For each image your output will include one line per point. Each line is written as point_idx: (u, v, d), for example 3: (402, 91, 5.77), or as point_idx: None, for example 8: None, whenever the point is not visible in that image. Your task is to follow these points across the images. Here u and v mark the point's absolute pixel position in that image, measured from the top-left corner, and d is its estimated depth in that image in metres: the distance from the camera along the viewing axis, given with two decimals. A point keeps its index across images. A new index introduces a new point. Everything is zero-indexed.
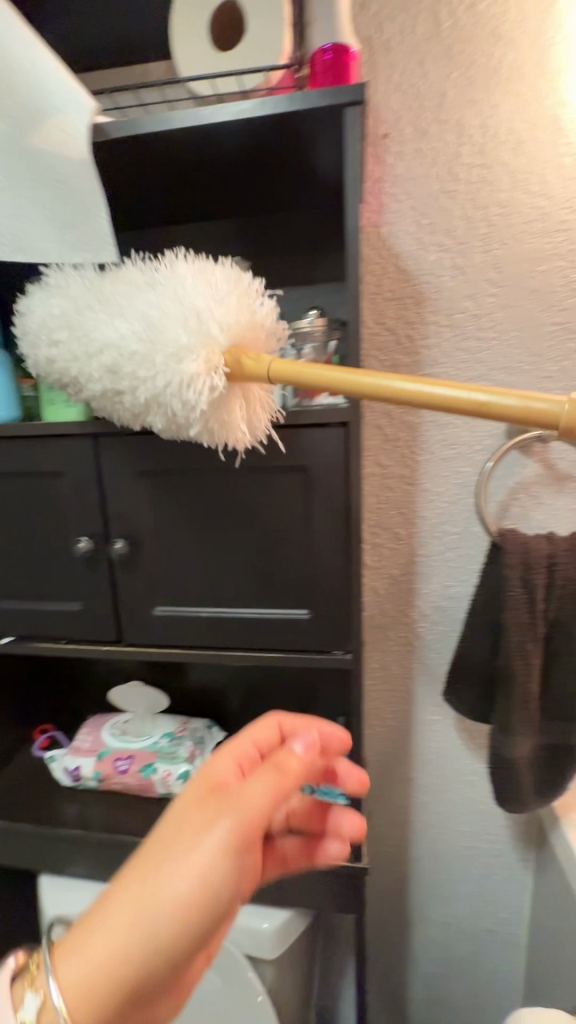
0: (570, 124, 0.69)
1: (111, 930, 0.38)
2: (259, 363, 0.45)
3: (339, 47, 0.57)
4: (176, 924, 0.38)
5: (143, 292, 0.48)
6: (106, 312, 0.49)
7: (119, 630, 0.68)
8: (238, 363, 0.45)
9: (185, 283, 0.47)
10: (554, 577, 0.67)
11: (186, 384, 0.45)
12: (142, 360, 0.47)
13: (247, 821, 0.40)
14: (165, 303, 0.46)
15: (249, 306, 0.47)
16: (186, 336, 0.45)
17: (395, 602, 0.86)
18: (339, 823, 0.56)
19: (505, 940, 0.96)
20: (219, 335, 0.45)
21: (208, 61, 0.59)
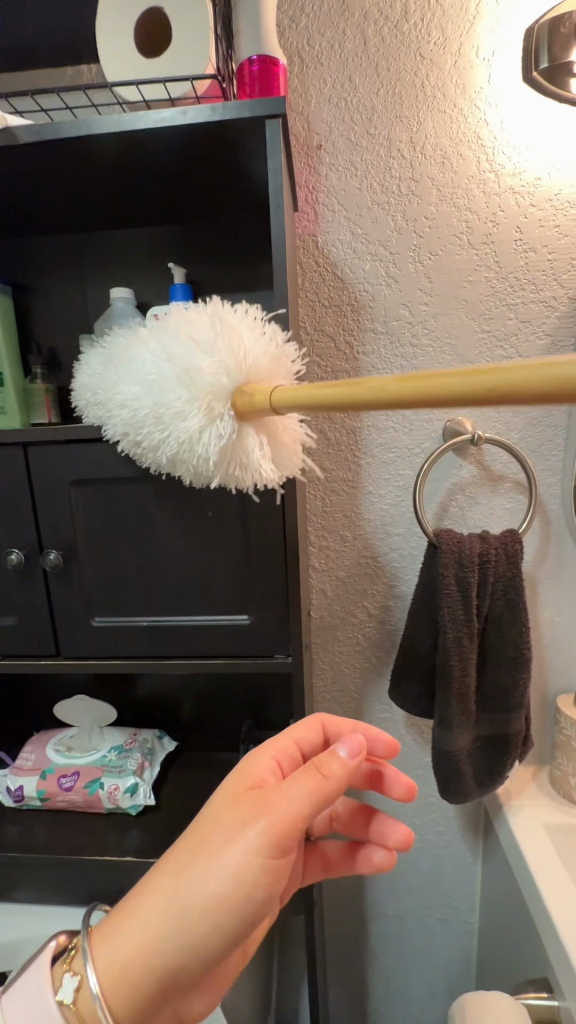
0: (492, 141, 0.72)
1: (145, 921, 0.39)
2: (265, 399, 0.45)
3: (265, 59, 0.58)
4: (209, 923, 0.39)
5: (147, 350, 0.49)
6: (121, 375, 0.51)
7: (57, 644, 0.66)
8: (241, 399, 0.45)
9: (184, 332, 0.47)
10: (487, 575, 0.70)
11: (195, 440, 0.47)
12: (159, 420, 0.49)
13: (279, 825, 0.41)
14: (167, 359, 0.47)
15: (243, 341, 0.46)
16: (186, 393, 0.46)
17: (343, 602, 0.87)
18: (385, 832, 0.57)
19: (458, 929, 0.99)
20: (212, 380, 0.45)
21: (134, 65, 0.58)
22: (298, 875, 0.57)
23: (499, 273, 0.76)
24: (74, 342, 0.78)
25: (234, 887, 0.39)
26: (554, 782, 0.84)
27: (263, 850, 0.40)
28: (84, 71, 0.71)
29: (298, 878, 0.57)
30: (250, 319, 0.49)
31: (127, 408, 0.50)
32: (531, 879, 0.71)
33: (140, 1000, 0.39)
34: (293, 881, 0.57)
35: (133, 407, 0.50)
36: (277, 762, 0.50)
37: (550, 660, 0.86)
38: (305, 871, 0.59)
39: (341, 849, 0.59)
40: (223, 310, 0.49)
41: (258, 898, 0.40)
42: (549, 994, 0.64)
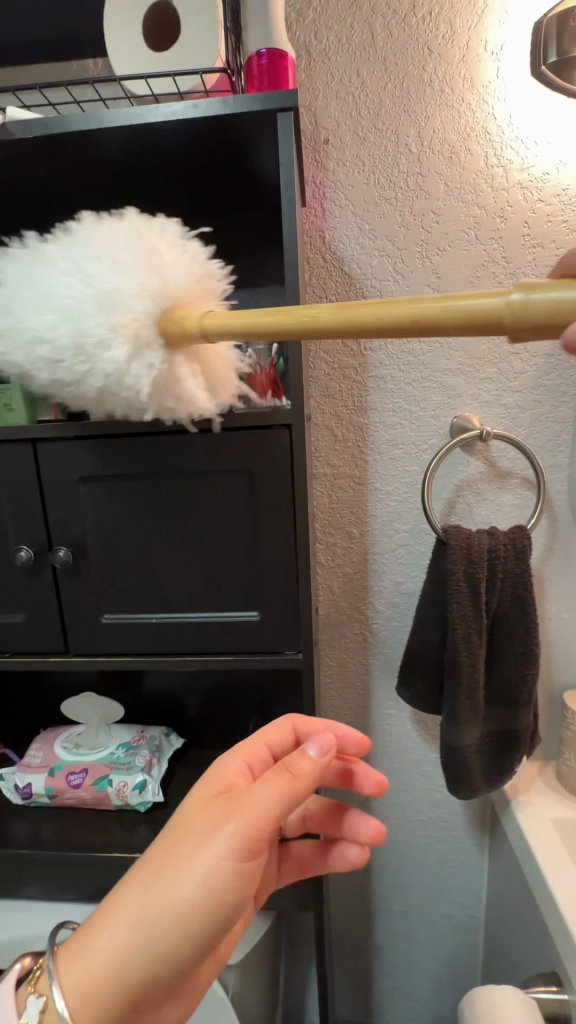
0: (500, 136, 0.72)
1: (118, 929, 0.39)
2: (196, 326, 0.39)
3: (274, 53, 0.58)
4: (179, 931, 0.38)
5: (57, 268, 0.40)
6: (22, 299, 0.40)
7: (66, 641, 0.66)
8: (170, 324, 0.39)
9: (107, 249, 0.40)
10: (496, 572, 0.70)
11: (125, 373, 0.40)
12: (72, 352, 0.39)
13: (250, 826, 0.40)
14: (84, 279, 0.39)
15: (166, 261, 0.40)
16: (108, 322, 0.38)
17: (349, 599, 0.87)
18: (357, 830, 0.56)
19: (464, 925, 0.99)
20: (139, 304, 0.38)
21: (142, 60, 0.58)
22: (272, 876, 0.58)
23: (507, 269, 0.75)
24: None
25: (205, 893, 0.39)
26: (560, 777, 0.84)
27: (233, 854, 0.39)
28: (89, 65, 0.71)
29: (274, 878, 0.58)
30: (169, 235, 0.42)
31: (35, 340, 0.40)
32: (539, 874, 0.71)
33: (112, 1010, 0.38)
34: (267, 882, 0.57)
35: (41, 334, 0.40)
36: (248, 764, 0.50)
37: (556, 657, 0.86)
38: (281, 872, 0.59)
39: (315, 847, 0.59)
40: (142, 223, 0.42)
41: (229, 902, 0.39)
42: (559, 988, 0.65)
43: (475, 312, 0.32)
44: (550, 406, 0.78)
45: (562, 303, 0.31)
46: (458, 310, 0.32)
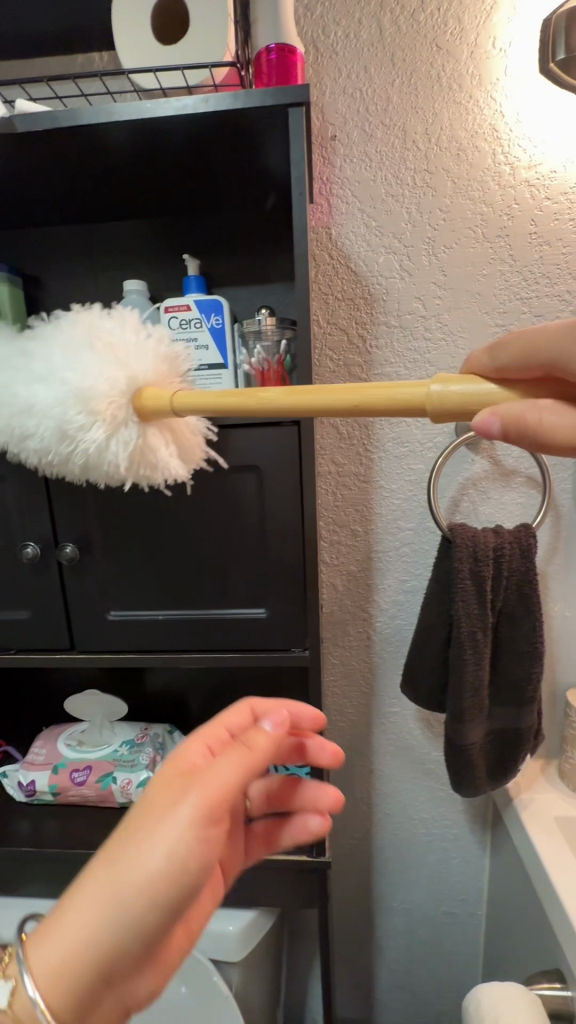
0: (508, 134, 0.72)
1: (83, 907, 0.36)
2: (164, 402, 0.42)
3: (283, 47, 0.57)
4: (149, 899, 0.36)
5: (33, 367, 0.44)
6: (5, 392, 0.45)
7: (71, 638, 0.65)
8: (142, 407, 0.43)
9: (73, 353, 0.43)
10: (501, 569, 0.70)
11: (103, 452, 0.43)
12: (62, 436, 0.44)
13: (210, 795, 0.37)
14: (59, 377, 0.42)
15: (129, 355, 0.43)
16: (83, 411, 0.42)
17: (354, 597, 0.87)
18: (317, 799, 0.59)
19: (465, 922, 1.00)
20: (108, 393, 0.41)
21: (151, 53, 0.57)
22: (239, 857, 0.55)
23: (514, 267, 0.75)
24: None
25: (170, 864, 0.36)
26: (563, 775, 0.85)
27: (195, 824, 0.36)
28: (95, 58, 0.70)
29: (241, 859, 0.55)
30: (130, 326, 0.45)
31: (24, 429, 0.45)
32: (542, 872, 0.71)
33: (80, 992, 0.35)
34: (233, 864, 0.54)
35: (31, 424, 0.45)
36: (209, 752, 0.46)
37: (559, 655, 0.86)
38: (246, 851, 0.56)
39: (281, 823, 0.58)
40: (103, 328, 0.44)
41: (197, 871, 0.36)
42: (562, 984, 0.65)
43: (404, 401, 0.32)
44: None
45: (479, 395, 0.31)
46: (395, 399, 0.32)
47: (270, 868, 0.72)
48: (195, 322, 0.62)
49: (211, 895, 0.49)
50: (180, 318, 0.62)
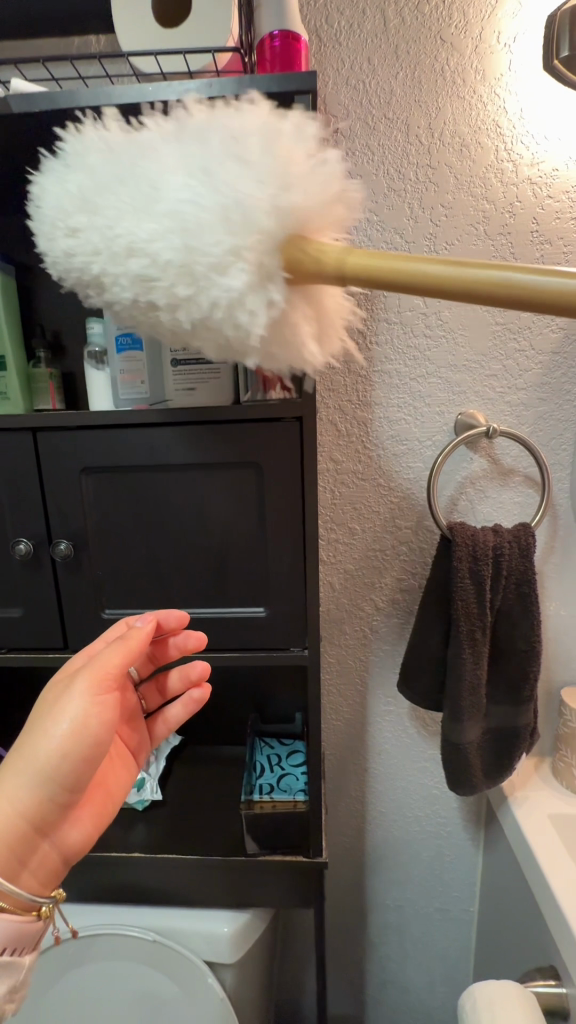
0: (511, 130, 0.71)
1: (7, 782, 0.43)
2: (314, 258, 0.29)
3: (287, 34, 0.56)
4: (59, 763, 0.42)
5: (158, 149, 0.28)
6: (116, 196, 0.28)
7: (65, 636, 0.64)
8: (296, 260, 0.29)
9: (225, 139, 0.28)
10: (500, 568, 0.70)
11: (236, 308, 0.29)
12: (180, 277, 0.28)
13: (97, 676, 0.43)
14: (197, 172, 0.27)
15: (305, 164, 0.28)
16: (227, 239, 0.27)
17: (350, 595, 0.86)
18: (187, 671, 0.57)
19: (457, 919, 1.00)
20: (270, 224, 0.27)
21: (150, 36, 0.56)
22: (145, 744, 0.60)
23: (515, 265, 0.75)
24: (81, 326, 0.75)
25: (71, 736, 0.42)
26: (557, 773, 0.85)
27: (87, 699, 0.43)
28: (93, 43, 0.68)
29: (150, 743, 0.61)
30: (308, 130, 0.29)
31: (120, 241, 0.29)
32: (536, 868, 0.72)
33: (17, 840, 0.43)
34: (141, 750, 0.59)
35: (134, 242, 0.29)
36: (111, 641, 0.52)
37: (554, 654, 0.86)
38: (153, 734, 0.61)
39: (172, 704, 0.60)
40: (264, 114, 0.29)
41: (101, 730, 0.43)
42: (556, 982, 0.65)
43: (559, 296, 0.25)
44: (553, 404, 0.79)
45: None
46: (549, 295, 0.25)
47: (265, 868, 0.72)
48: None
49: (125, 775, 0.56)
50: None
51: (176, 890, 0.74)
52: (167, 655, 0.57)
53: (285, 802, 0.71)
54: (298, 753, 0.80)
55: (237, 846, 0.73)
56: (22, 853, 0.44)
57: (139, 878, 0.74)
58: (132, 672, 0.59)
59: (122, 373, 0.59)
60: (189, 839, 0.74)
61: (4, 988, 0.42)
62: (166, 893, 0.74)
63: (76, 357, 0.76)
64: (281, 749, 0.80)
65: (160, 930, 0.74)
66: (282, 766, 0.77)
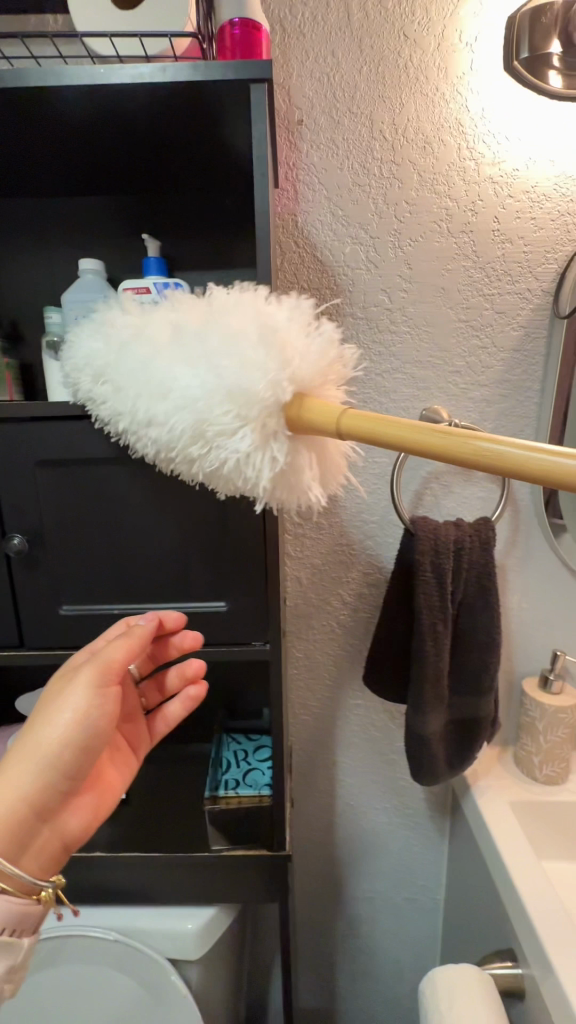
0: (473, 129, 0.72)
1: (11, 769, 0.44)
2: (321, 414, 0.41)
3: (248, 22, 0.55)
4: (64, 749, 0.44)
5: (172, 350, 0.45)
6: (147, 384, 0.46)
7: (21, 634, 0.62)
8: (301, 418, 0.42)
9: (228, 340, 0.42)
10: (462, 561, 0.71)
11: (244, 460, 0.43)
12: (194, 440, 0.44)
13: (99, 669, 0.45)
14: (204, 367, 0.43)
15: (297, 351, 0.42)
16: (232, 416, 0.42)
17: (317, 590, 0.87)
18: (184, 671, 0.59)
19: (424, 907, 1.02)
20: (266, 394, 0.41)
21: (105, 17, 0.54)
22: (144, 742, 0.59)
23: (477, 263, 0.76)
24: (39, 315, 0.73)
25: (75, 727, 0.44)
26: (517, 761, 0.87)
27: (90, 689, 0.45)
28: (49, 22, 0.66)
29: (149, 739, 0.60)
30: (298, 319, 0.44)
31: (147, 419, 0.47)
32: (496, 854, 0.74)
33: (18, 828, 0.44)
34: (141, 745, 0.59)
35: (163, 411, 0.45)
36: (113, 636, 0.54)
37: (516, 645, 0.89)
38: (152, 730, 0.60)
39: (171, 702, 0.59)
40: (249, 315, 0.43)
41: (102, 718, 0.45)
42: (513, 963, 0.67)
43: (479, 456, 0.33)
44: (514, 400, 0.80)
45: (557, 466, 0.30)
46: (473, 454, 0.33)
47: (230, 863, 0.71)
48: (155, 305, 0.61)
49: (124, 770, 0.56)
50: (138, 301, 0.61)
51: (140, 889, 0.73)
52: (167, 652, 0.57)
53: (250, 797, 0.71)
54: (264, 748, 0.80)
55: (202, 842, 0.72)
56: (21, 841, 0.44)
57: (102, 879, 0.73)
58: (131, 670, 0.57)
59: None
60: (153, 837, 0.73)
61: (3, 968, 0.44)
62: (130, 893, 0.73)
63: (35, 347, 0.74)
64: (248, 745, 0.80)
65: (124, 929, 0.73)
66: (249, 761, 0.77)
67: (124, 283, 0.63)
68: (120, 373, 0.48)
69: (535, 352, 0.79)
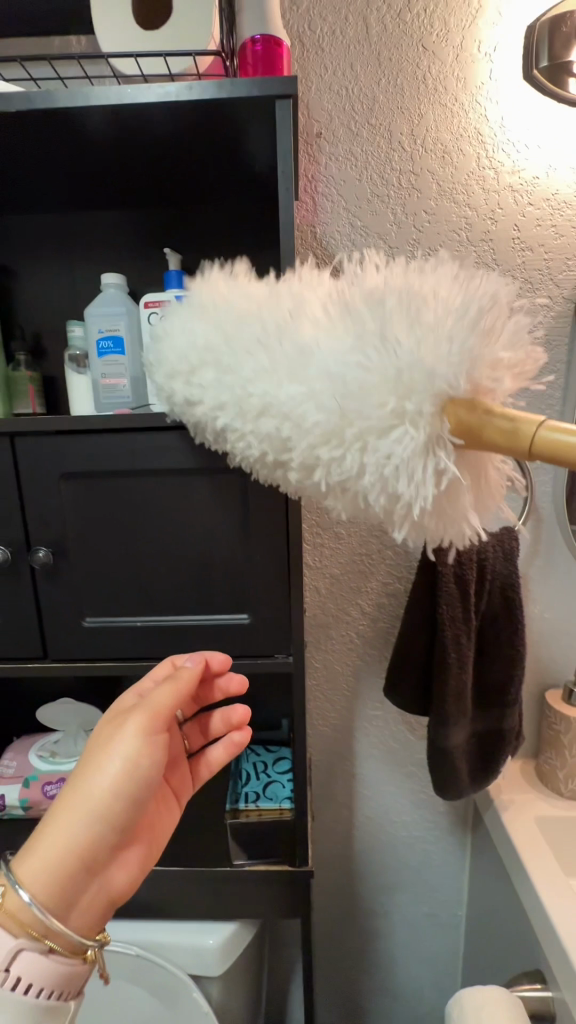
0: (492, 138, 0.72)
1: (60, 817, 0.42)
2: (507, 428, 0.30)
3: (269, 38, 0.56)
4: (113, 798, 0.42)
5: (313, 323, 0.39)
6: (273, 368, 0.40)
7: (44, 645, 0.62)
8: (480, 427, 0.32)
9: (404, 312, 0.34)
10: (484, 573, 0.71)
11: (396, 466, 0.35)
12: (329, 435, 0.37)
13: (150, 715, 0.44)
14: (356, 342, 0.36)
15: (501, 334, 0.32)
16: (392, 405, 0.34)
17: (336, 600, 0.86)
18: (229, 716, 0.58)
19: (445, 924, 1.00)
20: (444, 380, 0.32)
21: (130, 38, 0.55)
22: (187, 786, 0.57)
23: (497, 271, 0.76)
24: (61, 329, 0.74)
25: (125, 774, 0.42)
26: (542, 775, 0.85)
27: (141, 734, 0.43)
28: (73, 42, 0.68)
29: (191, 787, 0.57)
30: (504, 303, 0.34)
31: (262, 400, 0.41)
32: (522, 872, 0.72)
33: (65, 880, 0.41)
34: (183, 792, 0.56)
35: (289, 400, 0.39)
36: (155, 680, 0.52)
37: (539, 657, 0.87)
38: (195, 776, 0.58)
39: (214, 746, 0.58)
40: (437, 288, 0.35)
41: (152, 766, 0.43)
42: (543, 986, 0.65)
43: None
44: (535, 408, 0.79)
45: None
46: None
47: (251, 878, 0.71)
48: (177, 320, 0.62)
49: (169, 819, 0.53)
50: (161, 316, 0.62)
51: (160, 903, 0.73)
52: (212, 696, 0.56)
53: (271, 811, 0.70)
54: (284, 760, 0.79)
55: (223, 856, 0.72)
56: (67, 895, 0.42)
57: None
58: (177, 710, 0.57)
59: (104, 376, 0.63)
60: (173, 850, 0.73)
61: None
62: (150, 907, 0.73)
63: (57, 360, 0.75)
64: (268, 756, 0.80)
65: (144, 944, 0.72)
66: (269, 773, 0.76)
67: (146, 300, 0.64)
68: (237, 348, 0.43)
69: (555, 359, 0.78)
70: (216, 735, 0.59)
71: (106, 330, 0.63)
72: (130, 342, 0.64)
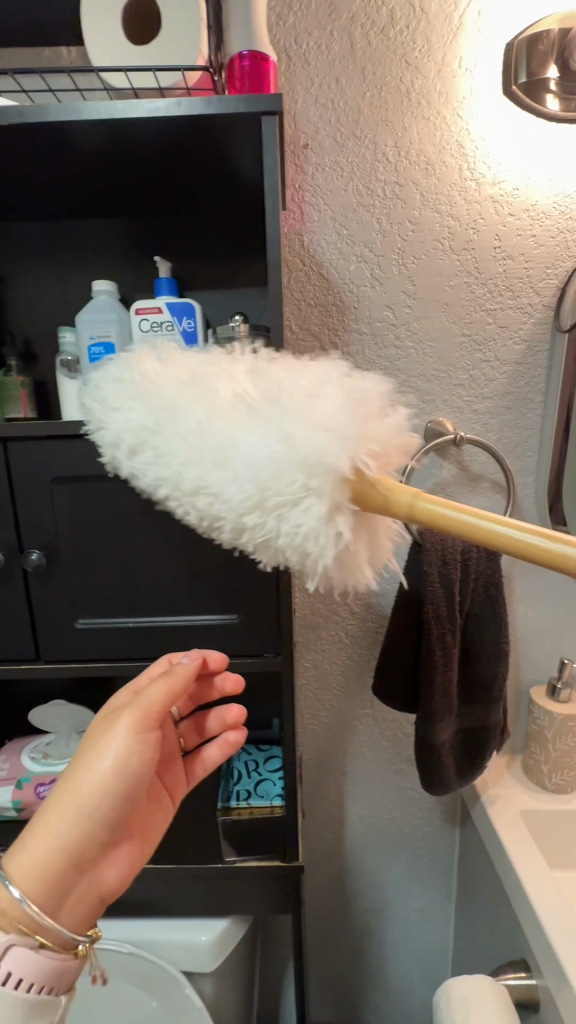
0: (473, 151, 0.74)
1: (53, 813, 0.43)
2: (386, 495, 0.37)
3: (256, 55, 0.57)
4: (104, 794, 0.43)
5: (230, 407, 0.39)
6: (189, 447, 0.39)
7: (37, 646, 0.63)
8: (363, 494, 0.37)
9: (299, 404, 0.37)
10: (469, 573, 0.72)
11: (304, 536, 0.37)
12: (251, 509, 0.37)
13: (142, 712, 0.44)
14: (268, 427, 0.37)
15: (379, 425, 0.37)
16: (300, 484, 0.36)
17: (326, 600, 0.88)
18: (224, 716, 0.59)
19: (435, 918, 1.02)
20: (340, 464, 0.35)
21: (120, 52, 0.56)
22: (181, 785, 0.57)
23: (479, 280, 0.78)
24: (52, 334, 0.75)
25: (116, 770, 0.43)
26: (527, 770, 0.87)
27: (132, 731, 0.44)
28: (63, 54, 0.69)
29: (185, 785, 0.58)
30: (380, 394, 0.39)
31: (193, 483, 0.39)
32: (508, 864, 0.74)
33: (56, 877, 0.42)
34: (176, 790, 0.57)
35: (208, 475, 0.38)
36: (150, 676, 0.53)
37: (523, 655, 0.89)
38: (189, 775, 0.58)
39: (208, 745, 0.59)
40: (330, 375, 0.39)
41: (142, 761, 0.44)
42: (528, 973, 0.67)
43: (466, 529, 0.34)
44: (518, 412, 0.82)
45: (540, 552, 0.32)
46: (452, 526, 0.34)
47: (242, 874, 0.72)
48: (167, 324, 0.63)
49: (162, 817, 0.54)
50: (151, 321, 0.63)
51: (154, 900, 0.74)
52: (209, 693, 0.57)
53: (262, 808, 0.71)
54: (275, 758, 0.81)
55: (215, 853, 0.73)
56: (59, 891, 0.43)
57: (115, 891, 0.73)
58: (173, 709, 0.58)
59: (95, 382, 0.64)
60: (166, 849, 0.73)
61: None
62: (144, 905, 0.74)
63: (49, 365, 0.76)
64: (259, 755, 0.81)
65: (138, 942, 0.73)
66: (260, 772, 0.77)
67: (135, 304, 0.64)
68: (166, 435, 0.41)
69: (536, 364, 0.80)
70: (211, 734, 0.60)
71: (98, 337, 0.64)
72: (121, 347, 0.65)
